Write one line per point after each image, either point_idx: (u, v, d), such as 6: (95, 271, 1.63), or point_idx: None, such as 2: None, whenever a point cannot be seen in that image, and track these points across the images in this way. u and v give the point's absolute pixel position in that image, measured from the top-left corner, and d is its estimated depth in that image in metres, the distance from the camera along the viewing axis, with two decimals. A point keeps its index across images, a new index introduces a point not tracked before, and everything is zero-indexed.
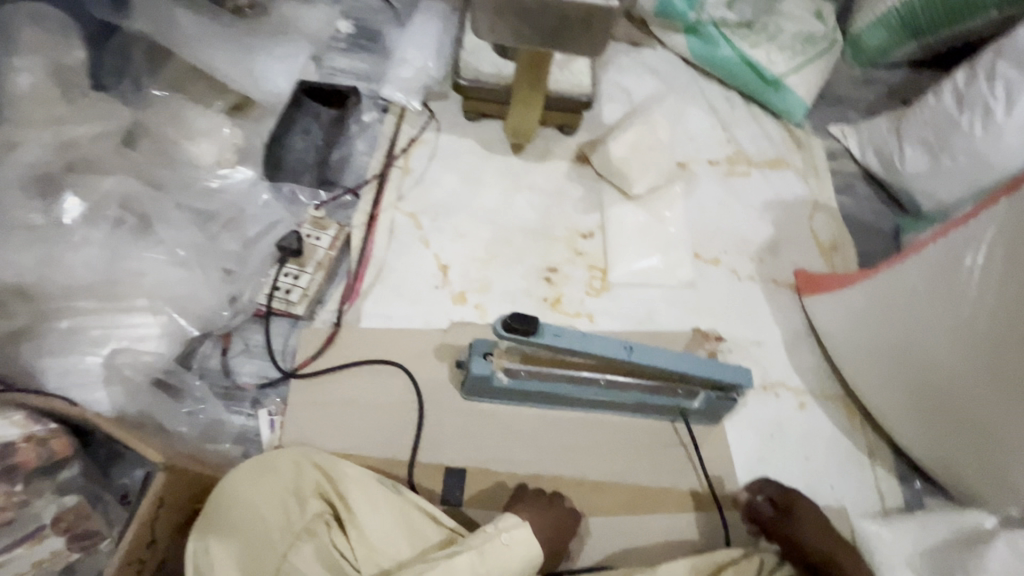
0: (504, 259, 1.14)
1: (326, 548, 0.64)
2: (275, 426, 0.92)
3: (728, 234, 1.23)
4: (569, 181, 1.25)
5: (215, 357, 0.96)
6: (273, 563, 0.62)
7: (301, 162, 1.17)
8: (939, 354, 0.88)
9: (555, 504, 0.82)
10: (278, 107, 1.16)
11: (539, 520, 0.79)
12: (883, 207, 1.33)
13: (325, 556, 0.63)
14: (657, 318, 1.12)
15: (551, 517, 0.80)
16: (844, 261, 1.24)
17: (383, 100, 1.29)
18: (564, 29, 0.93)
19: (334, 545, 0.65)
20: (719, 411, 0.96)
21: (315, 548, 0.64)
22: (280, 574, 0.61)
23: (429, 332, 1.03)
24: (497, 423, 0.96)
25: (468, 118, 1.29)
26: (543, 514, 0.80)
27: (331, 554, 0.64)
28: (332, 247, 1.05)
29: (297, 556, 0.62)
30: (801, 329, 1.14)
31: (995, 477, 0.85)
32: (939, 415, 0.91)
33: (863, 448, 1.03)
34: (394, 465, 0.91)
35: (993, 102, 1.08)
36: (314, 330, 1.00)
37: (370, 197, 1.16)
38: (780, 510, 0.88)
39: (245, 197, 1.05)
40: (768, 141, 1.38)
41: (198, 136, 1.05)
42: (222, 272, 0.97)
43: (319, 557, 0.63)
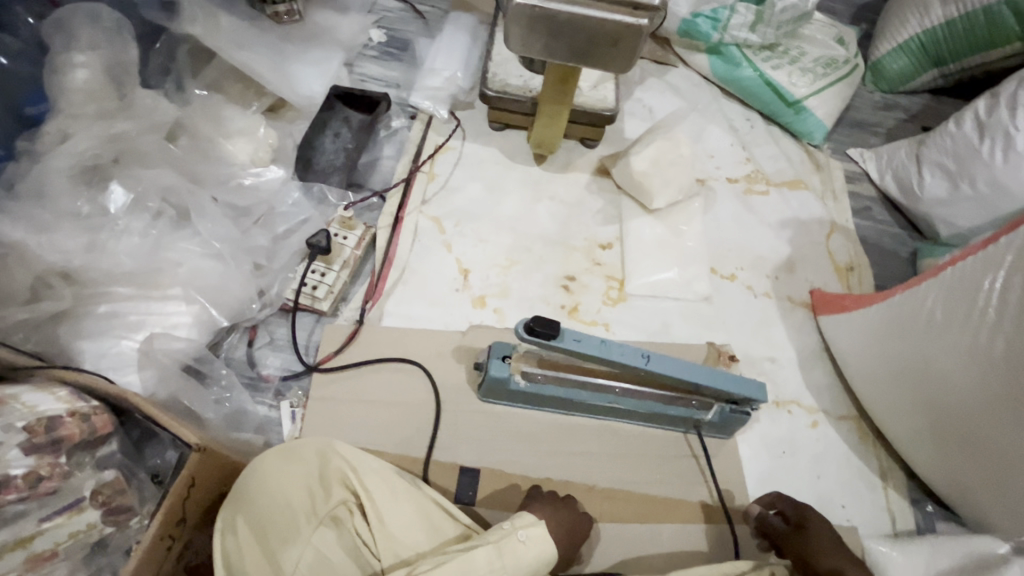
0: (524, 266, 1.16)
1: (349, 534, 0.66)
2: (296, 418, 0.94)
3: (745, 251, 1.25)
4: (590, 192, 1.27)
5: (241, 348, 0.99)
6: (297, 545, 0.63)
7: (330, 164, 1.20)
8: (954, 378, 0.89)
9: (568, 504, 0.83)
10: (314, 108, 1.22)
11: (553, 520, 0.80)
12: (900, 231, 1.33)
13: (348, 541, 0.66)
14: (672, 330, 1.13)
15: (565, 517, 0.81)
16: (861, 283, 1.24)
17: (411, 107, 1.33)
18: (594, 46, 0.96)
19: (356, 532, 0.66)
20: (732, 425, 0.97)
21: (339, 531, 0.66)
22: (303, 555, 0.63)
23: (448, 333, 1.06)
24: (511, 426, 0.97)
25: (493, 128, 1.33)
26: (556, 514, 0.81)
27: (354, 540, 0.66)
28: (358, 247, 1.09)
29: (321, 539, 0.65)
30: (815, 348, 1.14)
31: (1010, 504, 0.85)
32: (953, 439, 0.91)
33: (874, 469, 1.03)
34: (409, 462, 0.93)
35: (1014, 131, 1.09)
36: (338, 327, 1.03)
37: (396, 200, 1.19)
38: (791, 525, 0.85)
39: (276, 195, 1.10)
40: (787, 161, 1.39)
41: (235, 135, 1.09)
42: (253, 266, 1.01)
43: (342, 541, 0.66)
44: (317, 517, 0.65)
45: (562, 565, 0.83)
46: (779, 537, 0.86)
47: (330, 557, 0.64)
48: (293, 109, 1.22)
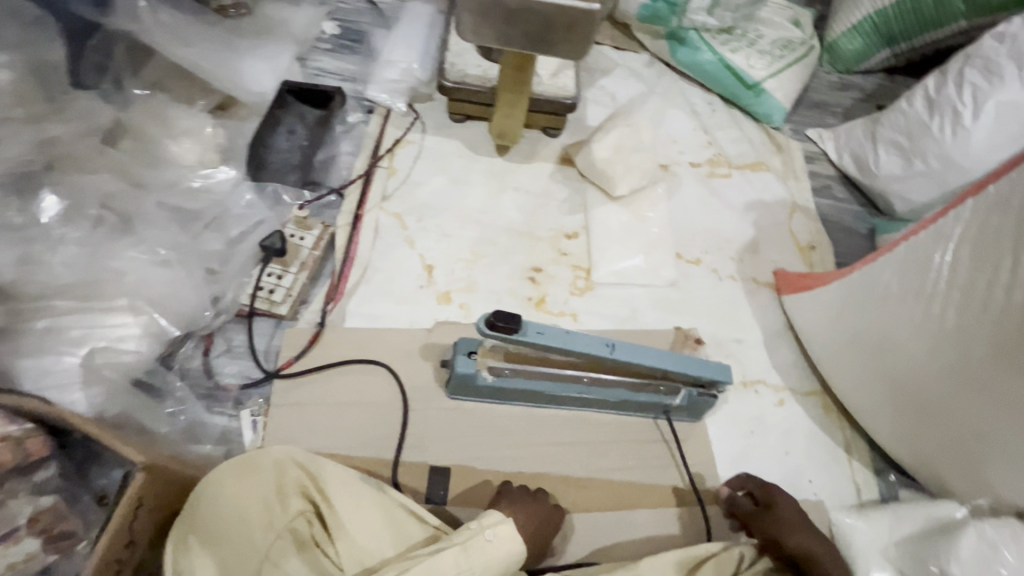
0: (489, 259, 1.14)
1: (307, 545, 0.65)
2: (257, 427, 0.91)
3: (710, 234, 1.26)
4: (555, 181, 1.26)
5: (197, 358, 0.95)
6: (255, 562, 0.62)
7: (286, 162, 1.17)
8: (911, 351, 0.91)
9: (540, 496, 0.83)
10: (265, 104, 1.17)
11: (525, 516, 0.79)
12: (859, 209, 1.36)
13: (307, 553, 0.65)
14: (640, 317, 1.13)
15: (539, 511, 0.81)
16: (823, 261, 1.26)
17: (368, 101, 1.29)
18: (547, 33, 0.94)
19: (315, 542, 0.66)
20: (700, 408, 0.98)
21: (297, 544, 0.65)
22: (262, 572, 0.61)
23: (414, 331, 1.04)
24: (481, 422, 0.96)
25: (453, 120, 1.30)
26: (527, 510, 0.80)
27: (314, 552, 0.65)
28: (316, 247, 1.05)
29: (278, 554, 0.63)
30: (780, 327, 1.16)
31: (968, 468, 0.89)
32: (911, 409, 0.94)
33: (840, 442, 1.05)
34: (377, 464, 0.91)
35: (961, 107, 1.12)
36: (298, 330, 1.00)
37: (355, 197, 1.16)
38: (758, 505, 0.87)
39: (228, 198, 1.05)
40: (749, 144, 1.41)
41: (181, 136, 1.06)
42: (205, 271, 0.97)
43: (300, 554, 0.64)
44: (274, 530, 0.64)
45: (535, 559, 0.83)
46: (746, 517, 0.87)
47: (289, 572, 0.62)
48: (243, 105, 1.16)
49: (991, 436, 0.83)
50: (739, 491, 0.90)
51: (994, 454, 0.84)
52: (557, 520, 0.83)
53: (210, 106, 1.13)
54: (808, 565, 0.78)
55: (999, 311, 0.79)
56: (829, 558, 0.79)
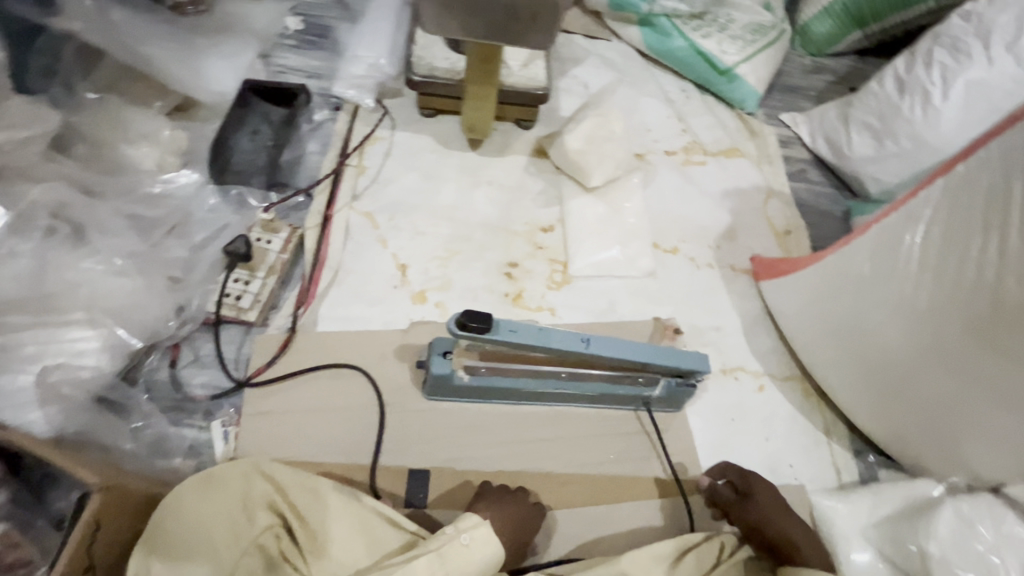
0: (464, 256, 1.12)
1: (274, 561, 0.64)
2: (228, 437, 0.89)
3: (686, 222, 1.25)
4: (529, 174, 1.24)
5: (163, 369, 0.92)
6: None
7: (250, 163, 1.13)
8: (886, 332, 0.91)
9: (521, 496, 0.82)
10: (226, 105, 1.15)
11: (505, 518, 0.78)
12: (834, 192, 1.36)
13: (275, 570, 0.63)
14: (618, 308, 1.12)
15: (519, 512, 0.80)
16: (798, 245, 1.26)
17: (335, 98, 1.26)
18: (513, 23, 0.92)
19: (284, 557, 0.64)
20: (680, 398, 0.97)
21: (265, 560, 0.64)
22: None
23: (389, 332, 1.01)
24: (459, 422, 0.95)
25: (423, 115, 1.27)
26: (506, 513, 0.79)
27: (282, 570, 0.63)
28: (284, 250, 1.03)
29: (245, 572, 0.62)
30: (759, 313, 1.16)
31: (945, 445, 0.89)
32: (888, 391, 0.94)
33: (819, 426, 1.06)
34: (354, 471, 0.89)
35: (930, 86, 1.12)
36: (268, 336, 0.98)
37: (324, 197, 1.13)
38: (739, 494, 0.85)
39: (190, 202, 1.03)
40: (723, 130, 1.40)
41: (138, 140, 1.03)
42: (168, 280, 0.94)
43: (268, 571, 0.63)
44: (240, 547, 0.63)
45: (516, 560, 0.81)
46: (727, 506, 0.86)
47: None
48: (205, 107, 1.15)
49: (966, 413, 0.84)
50: (721, 480, 0.88)
51: (969, 431, 0.85)
52: (538, 519, 0.82)
53: (167, 108, 1.11)
54: (786, 552, 0.81)
55: (971, 289, 0.79)
56: (806, 543, 0.81)
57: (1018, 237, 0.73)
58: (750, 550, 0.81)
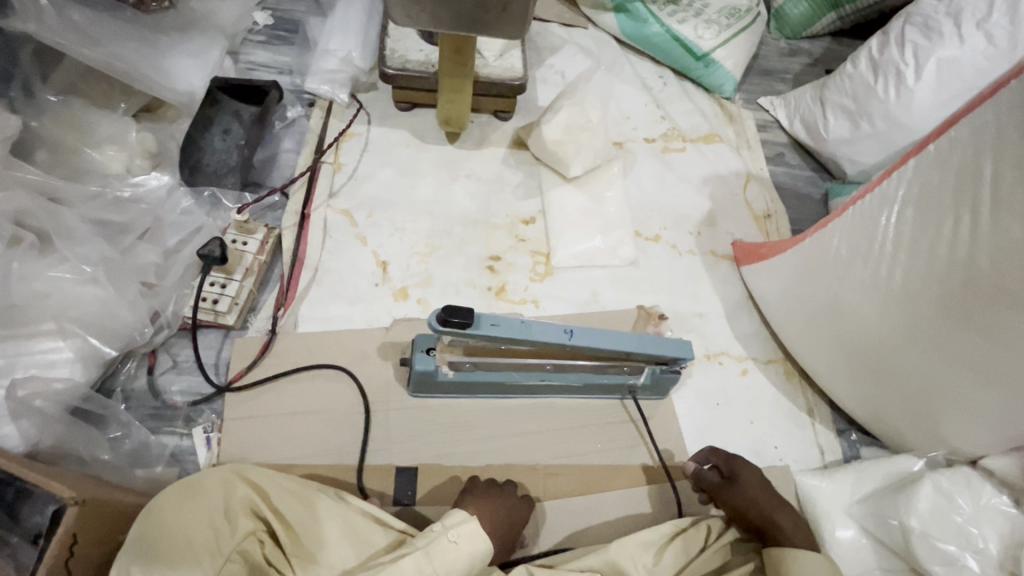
0: (445, 251, 1.11)
1: (257, 564, 0.65)
2: (211, 443, 0.88)
3: (667, 209, 1.25)
4: (508, 166, 1.23)
5: (140, 377, 0.92)
6: None
7: (223, 164, 1.12)
8: (863, 313, 0.91)
9: (508, 489, 0.82)
10: (194, 106, 1.10)
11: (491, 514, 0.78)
12: (812, 174, 1.37)
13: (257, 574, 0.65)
14: (601, 298, 1.12)
15: (504, 506, 0.80)
16: (778, 229, 1.27)
17: (308, 94, 1.24)
18: (484, 14, 0.91)
19: (267, 560, 0.66)
20: (665, 384, 0.98)
21: (246, 564, 0.65)
22: None
23: (371, 331, 1.01)
24: (445, 418, 0.95)
25: (399, 109, 1.26)
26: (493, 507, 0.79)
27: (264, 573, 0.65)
28: (261, 251, 1.01)
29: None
30: (741, 298, 1.17)
31: (923, 422, 0.91)
32: (868, 371, 0.95)
33: (802, 407, 1.07)
34: (340, 471, 0.89)
35: (903, 67, 1.13)
36: (248, 339, 0.96)
37: (301, 196, 1.11)
38: (724, 478, 0.86)
39: (163, 205, 1.01)
40: (701, 116, 1.40)
41: (104, 143, 1.01)
42: (141, 286, 0.92)
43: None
44: (224, 554, 0.63)
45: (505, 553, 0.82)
46: (711, 489, 0.87)
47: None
48: (173, 107, 1.11)
49: (943, 390, 0.85)
50: (705, 466, 0.89)
51: (945, 406, 0.87)
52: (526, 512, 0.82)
53: (133, 109, 1.08)
54: (770, 534, 0.81)
55: (945, 268, 0.79)
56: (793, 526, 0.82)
57: (990, 215, 0.73)
58: (735, 533, 0.83)
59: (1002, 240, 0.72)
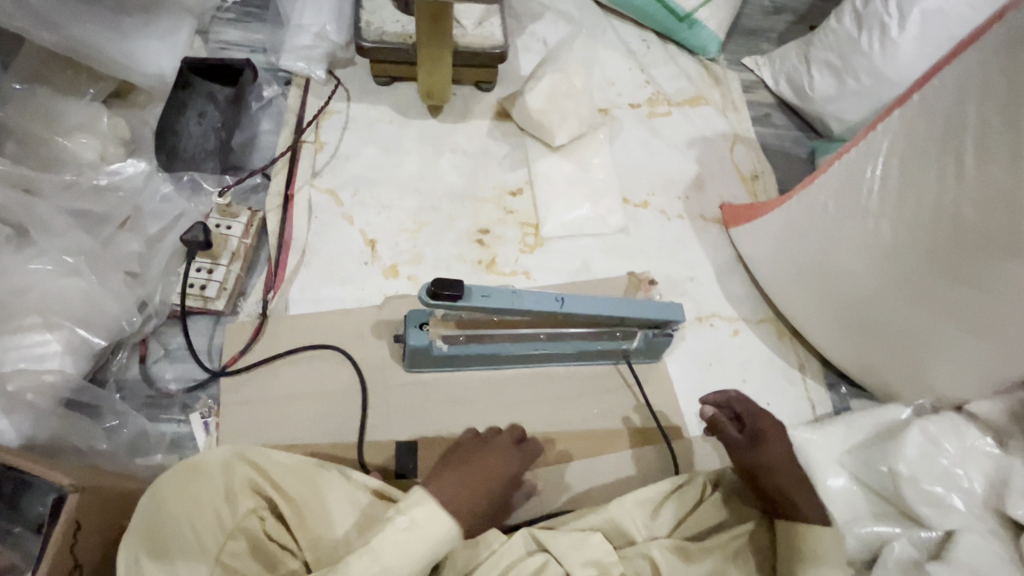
0: (433, 226, 1.11)
1: (259, 541, 0.66)
2: (209, 428, 0.88)
3: (654, 175, 1.24)
4: (492, 139, 1.21)
5: (132, 366, 0.91)
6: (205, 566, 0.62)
7: (201, 149, 1.09)
8: (851, 268, 0.92)
9: (490, 446, 0.77)
10: (166, 87, 1.07)
11: (459, 478, 0.72)
12: (798, 133, 1.36)
13: (258, 550, 0.65)
14: (592, 266, 1.12)
15: (477, 471, 0.73)
16: (766, 189, 1.27)
17: (284, 72, 1.21)
18: None
19: (269, 536, 0.66)
20: (658, 347, 0.99)
21: (249, 541, 0.65)
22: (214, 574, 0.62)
23: (363, 310, 1.00)
24: (442, 392, 0.96)
25: (379, 84, 1.23)
26: (472, 471, 0.73)
27: (267, 549, 0.66)
28: (247, 235, 0.99)
29: (230, 555, 0.64)
30: (730, 260, 1.18)
31: (912, 371, 0.93)
32: (857, 325, 0.96)
33: (793, 363, 1.09)
34: (340, 448, 0.90)
35: (887, 19, 1.11)
36: (239, 324, 0.96)
37: (282, 177, 1.09)
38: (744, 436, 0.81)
39: (142, 192, 0.99)
40: (686, 79, 1.38)
41: (75, 131, 0.98)
42: (126, 276, 0.91)
43: (250, 552, 0.65)
44: (225, 531, 0.64)
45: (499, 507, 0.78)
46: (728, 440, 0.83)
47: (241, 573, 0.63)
48: (144, 91, 1.09)
49: (931, 339, 0.87)
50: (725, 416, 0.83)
51: (934, 355, 0.88)
52: (507, 470, 0.75)
53: (102, 95, 1.04)
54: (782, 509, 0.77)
55: (930, 218, 0.80)
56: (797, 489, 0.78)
57: (974, 163, 0.74)
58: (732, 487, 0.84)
59: (986, 187, 0.72)
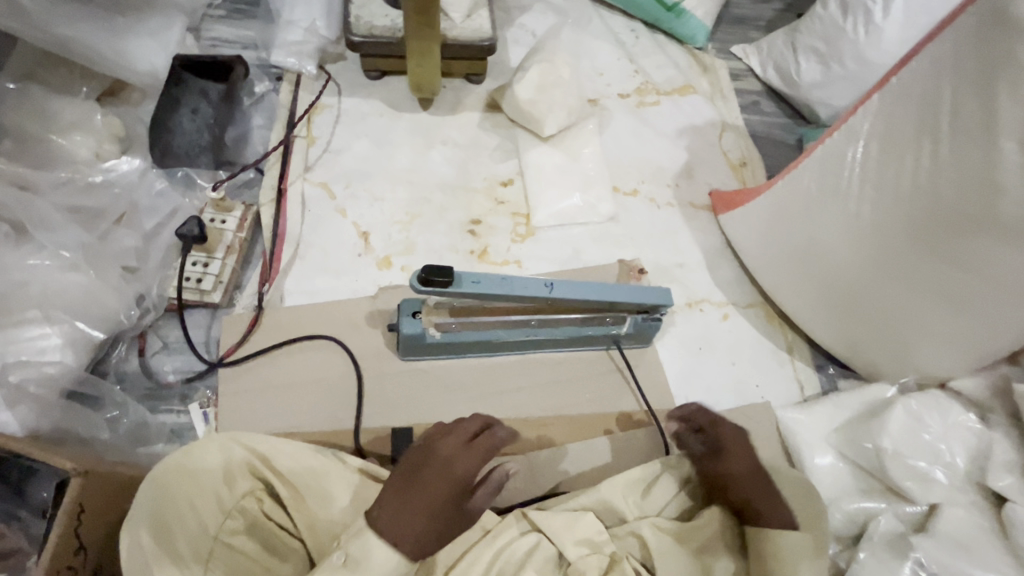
0: (425, 217, 1.12)
1: (258, 520, 0.69)
2: (209, 418, 0.90)
3: (643, 163, 1.26)
4: (483, 130, 1.23)
5: (131, 359, 0.93)
6: (206, 544, 0.64)
7: (194, 144, 1.09)
8: (834, 249, 0.94)
9: (439, 453, 0.68)
10: (159, 87, 1.10)
11: (402, 502, 0.64)
12: (787, 120, 1.37)
13: (256, 530, 0.69)
14: (583, 254, 1.14)
15: (421, 493, 0.64)
16: (754, 175, 1.28)
17: (275, 67, 1.22)
18: None
19: (267, 516, 0.69)
20: (648, 332, 1.01)
21: (247, 520, 0.68)
22: (214, 553, 0.65)
23: (358, 301, 1.02)
24: (437, 379, 0.97)
25: (370, 78, 1.24)
26: (415, 493, 0.64)
27: (266, 528, 0.69)
28: (241, 229, 1.02)
29: (229, 533, 0.67)
30: (720, 246, 1.19)
31: (896, 350, 0.95)
32: (842, 306, 0.98)
33: (782, 346, 1.11)
34: (338, 435, 0.91)
35: (872, 5, 1.12)
36: (236, 316, 0.97)
37: (275, 171, 1.11)
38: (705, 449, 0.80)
39: (137, 188, 1.00)
40: (675, 69, 1.39)
41: (69, 129, 1.00)
42: (123, 271, 0.93)
43: (249, 530, 0.68)
44: (225, 510, 0.67)
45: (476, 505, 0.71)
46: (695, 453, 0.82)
47: (240, 550, 0.67)
48: (137, 89, 1.10)
49: (913, 318, 0.89)
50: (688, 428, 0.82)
51: (916, 333, 0.90)
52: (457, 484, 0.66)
53: (95, 93, 1.06)
54: (747, 514, 0.76)
55: (909, 199, 0.81)
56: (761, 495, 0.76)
57: (950, 143, 0.75)
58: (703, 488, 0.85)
59: (962, 166, 0.74)
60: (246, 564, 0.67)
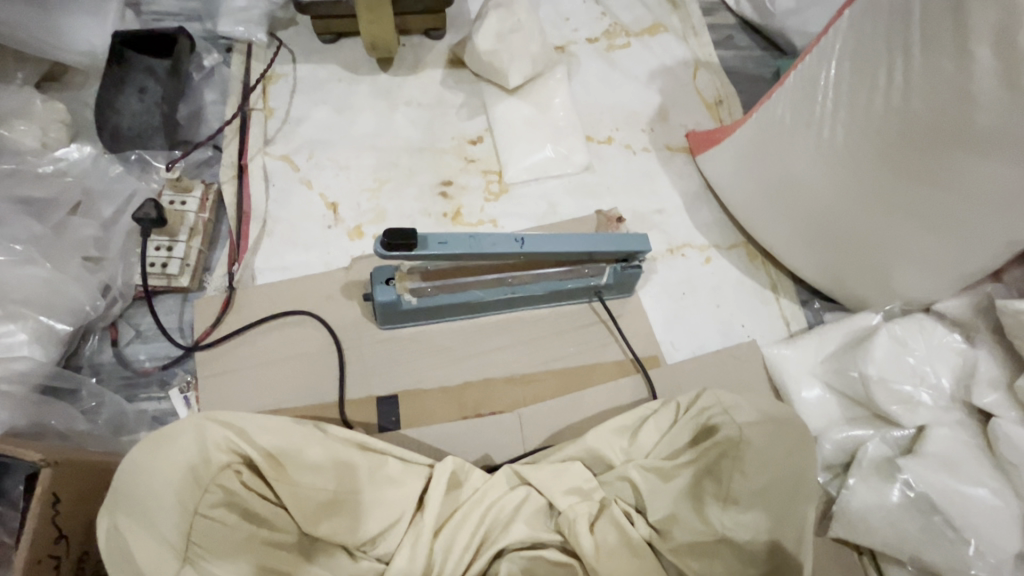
0: (394, 183, 1.09)
1: (235, 492, 0.69)
2: (190, 402, 0.90)
3: (615, 110, 1.22)
4: (446, 88, 1.18)
5: (106, 350, 0.92)
6: (186, 520, 0.65)
7: (146, 125, 1.03)
8: (811, 178, 0.91)
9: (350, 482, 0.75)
10: (100, 66, 1.05)
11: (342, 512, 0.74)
12: (762, 53, 1.32)
13: (235, 501, 0.69)
14: (559, 208, 1.11)
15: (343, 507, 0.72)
16: (731, 114, 1.24)
17: (225, 38, 1.16)
18: None
19: (246, 487, 0.70)
20: (629, 281, 0.99)
21: (227, 492, 0.69)
22: (194, 528, 0.65)
23: (331, 273, 0.99)
24: (418, 345, 0.96)
25: (324, 42, 1.18)
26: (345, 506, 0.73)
27: (245, 498, 0.69)
28: (203, 209, 0.98)
29: (209, 506, 0.67)
30: (699, 188, 1.16)
31: (878, 277, 0.93)
32: (821, 236, 0.96)
33: (766, 284, 1.10)
34: (323, 409, 0.91)
35: None
36: (208, 299, 0.96)
37: (234, 148, 1.07)
38: None
39: (89, 176, 0.98)
40: (643, 7, 1.33)
41: (11, 118, 0.95)
42: (84, 261, 0.90)
43: (229, 502, 0.69)
44: (203, 486, 0.67)
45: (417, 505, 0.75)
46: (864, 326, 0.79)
47: (221, 521, 0.68)
48: (80, 72, 1.05)
49: (893, 241, 0.87)
50: None
51: (896, 257, 0.88)
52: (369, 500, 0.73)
53: (33, 79, 1.01)
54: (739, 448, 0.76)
55: (881, 119, 0.78)
56: (781, 448, 0.74)
57: (921, 55, 0.72)
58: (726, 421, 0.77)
59: (934, 79, 0.71)
60: (227, 534, 0.67)
